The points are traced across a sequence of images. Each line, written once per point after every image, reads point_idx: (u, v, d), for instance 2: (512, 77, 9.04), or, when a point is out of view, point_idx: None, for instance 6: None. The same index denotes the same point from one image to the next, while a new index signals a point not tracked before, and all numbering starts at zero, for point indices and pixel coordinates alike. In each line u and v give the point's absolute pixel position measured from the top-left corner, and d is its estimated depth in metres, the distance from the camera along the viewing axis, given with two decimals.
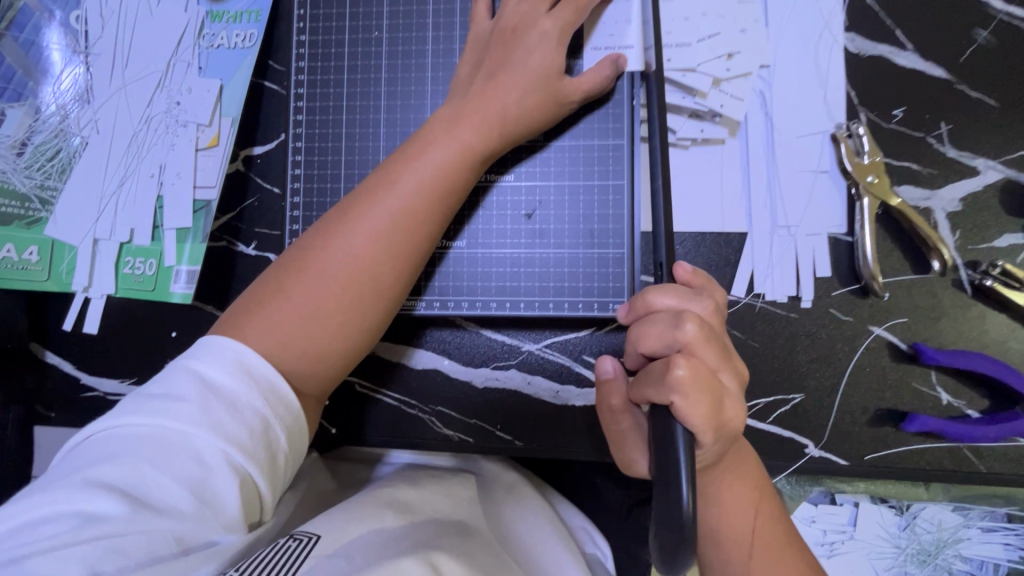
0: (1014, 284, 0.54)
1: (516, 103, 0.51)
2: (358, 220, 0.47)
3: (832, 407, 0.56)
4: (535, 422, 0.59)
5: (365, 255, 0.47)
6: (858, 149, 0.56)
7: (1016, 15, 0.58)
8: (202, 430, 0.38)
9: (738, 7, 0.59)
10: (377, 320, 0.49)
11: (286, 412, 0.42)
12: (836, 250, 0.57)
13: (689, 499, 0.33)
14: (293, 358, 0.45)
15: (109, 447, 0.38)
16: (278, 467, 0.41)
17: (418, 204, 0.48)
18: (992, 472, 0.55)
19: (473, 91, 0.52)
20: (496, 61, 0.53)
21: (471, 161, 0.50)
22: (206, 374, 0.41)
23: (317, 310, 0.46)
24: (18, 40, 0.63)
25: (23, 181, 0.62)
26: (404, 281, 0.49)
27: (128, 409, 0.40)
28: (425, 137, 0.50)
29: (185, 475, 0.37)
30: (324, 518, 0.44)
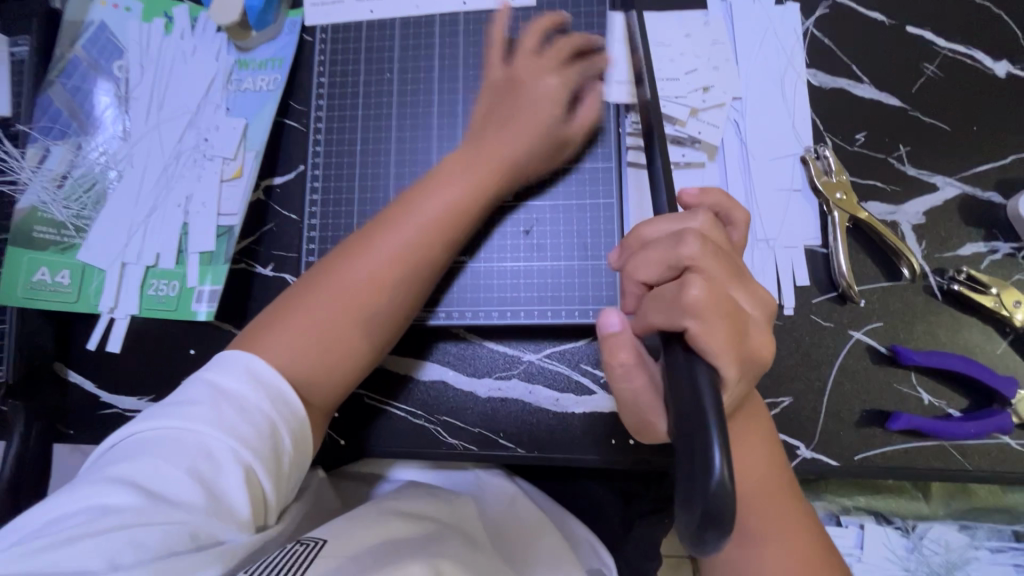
0: (979, 287, 0.58)
1: (524, 147, 0.57)
2: (370, 248, 0.52)
3: (820, 410, 0.59)
4: (536, 429, 0.61)
5: (382, 280, 0.51)
6: (826, 169, 0.62)
7: (958, 50, 0.65)
8: (215, 430, 0.41)
9: (710, 48, 0.66)
10: (381, 341, 0.53)
11: (291, 417, 0.45)
12: (814, 261, 0.62)
13: (723, 464, 0.29)
14: (303, 369, 0.48)
15: (132, 449, 0.41)
16: (283, 469, 0.44)
17: (426, 237, 0.53)
18: (978, 469, 0.57)
19: (486, 136, 0.57)
20: (507, 107, 0.58)
21: (479, 199, 0.55)
22: (219, 382, 0.44)
23: (333, 328, 0.50)
24: (66, 86, 0.70)
25: (62, 210, 0.68)
26: (407, 306, 0.53)
27: (148, 416, 0.43)
28: (440, 175, 0.55)
29: (198, 471, 0.39)
30: (331, 527, 0.46)
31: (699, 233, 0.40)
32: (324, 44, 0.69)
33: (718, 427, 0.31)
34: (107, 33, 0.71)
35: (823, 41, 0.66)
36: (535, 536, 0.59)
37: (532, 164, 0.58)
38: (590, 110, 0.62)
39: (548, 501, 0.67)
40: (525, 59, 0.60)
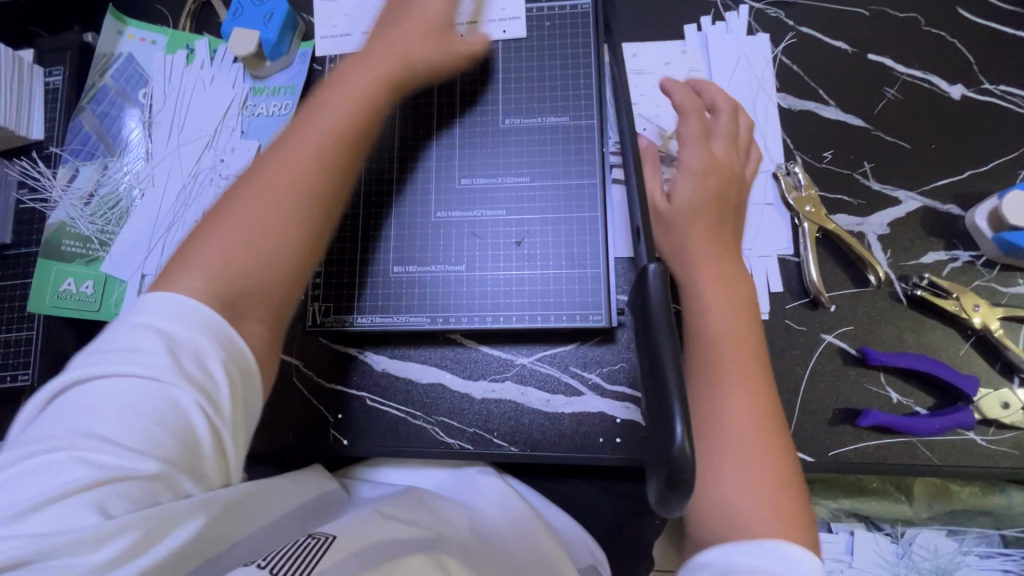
0: (941, 292, 0.63)
1: (417, 34, 0.60)
2: (278, 146, 0.51)
3: (795, 409, 0.62)
4: (528, 428, 0.65)
5: (300, 166, 0.49)
6: (796, 184, 0.67)
7: (916, 75, 0.70)
8: (175, 381, 0.39)
9: (688, 75, 0.71)
10: (313, 228, 0.49)
11: (242, 363, 0.43)
12: (786, 269, 0.66)
13: (683, 436, 0.32)
14: (221, 265, 0.45)
15: (85, 399, 0.39)
16: (242, 416, 0.43)
17: (336, 122, 0.52)
18: (946, 464, 0.60)
19: (369, 46, 0.59)
20: (390, 21, 0.61)
21: (381, 87, 0.56)
22: (167, 327, 0.41)
23: (258, 223, 0.47)
24: (95, 112, 0.76)
25: (88, 225, 0.73)
26: (332, 191, 0.50)
27: (90, 362, 0.40)
28: (340, 76, 0.56)
29: (162, 423, 0.39)
30: (340, 525, 0.49)
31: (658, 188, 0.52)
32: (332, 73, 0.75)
33: (680, 402, 0.33)
34: (134, 64, 0.77)
35: (791, 68, 0.71)
36: (527, 536, 0.62)
37: (437, 62, 0.61)
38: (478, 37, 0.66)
39: (541, 499, 0.70)
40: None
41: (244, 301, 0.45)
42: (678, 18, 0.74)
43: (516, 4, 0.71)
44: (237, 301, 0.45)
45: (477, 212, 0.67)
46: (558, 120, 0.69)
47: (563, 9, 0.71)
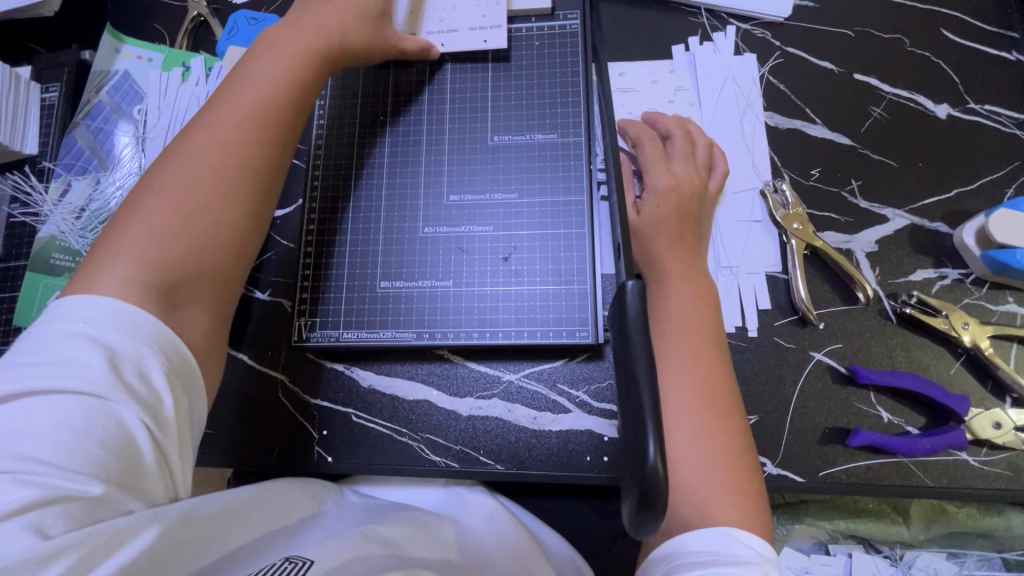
0: (930, 310, 0.62)
1: (344, 22, 0.63)
2: (200, 131, 0.53)
3: (784, 427, 0.61)
4: (515, 446, 0.64)
5: (225, 155, 0.52)
6: (783, 202, 0.67)
7: (902, 95, 0.71)
8: (117, 398, 0.40)
9: (675, 94, 0.72)
10: (247, 208, 0.53)
11: (184, 373, 0.46)
12: (775, 286, 0.66)
13: (656, 455, 0.31)
14: (153, 249, 0.47)
15: (17, 417, 0.38)
16: (183, 426, 0.45)
17: (258, 106, 0.55)
18: (939, 485, 0.59)
19: (285, 30, 0.61)
20: (309, 10, 0.63)
21: (299, 70, 0.59)
22: (108, 341, 0.42)
23: (185, 210, 0.49)
24: (90, 128, 0.77)
25: (78, 239, 0.73)
26: (261, 172, 0.54)
27: (18, 376, 0.39)
28: (253, 61, 0.59)
29: (105, 437, 0.39)
30: (318, 547, 0.48)
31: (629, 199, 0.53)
32: None
33: (654, 420, 0.32)
34: (130, 81, 0.78)
35: (778, 87, 0.72)
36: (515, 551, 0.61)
37: (358, 46, 0.64)
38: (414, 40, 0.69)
39: (531, 518, 0.69)
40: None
41: (186, 282, 0.49)
42: (665, 38, 0.75)
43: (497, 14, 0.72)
44: (179, 282, 0.48)
45: (466, 228, 0.67)
46: (545, 138, 0.69)
47: (552, 28, 0.72)
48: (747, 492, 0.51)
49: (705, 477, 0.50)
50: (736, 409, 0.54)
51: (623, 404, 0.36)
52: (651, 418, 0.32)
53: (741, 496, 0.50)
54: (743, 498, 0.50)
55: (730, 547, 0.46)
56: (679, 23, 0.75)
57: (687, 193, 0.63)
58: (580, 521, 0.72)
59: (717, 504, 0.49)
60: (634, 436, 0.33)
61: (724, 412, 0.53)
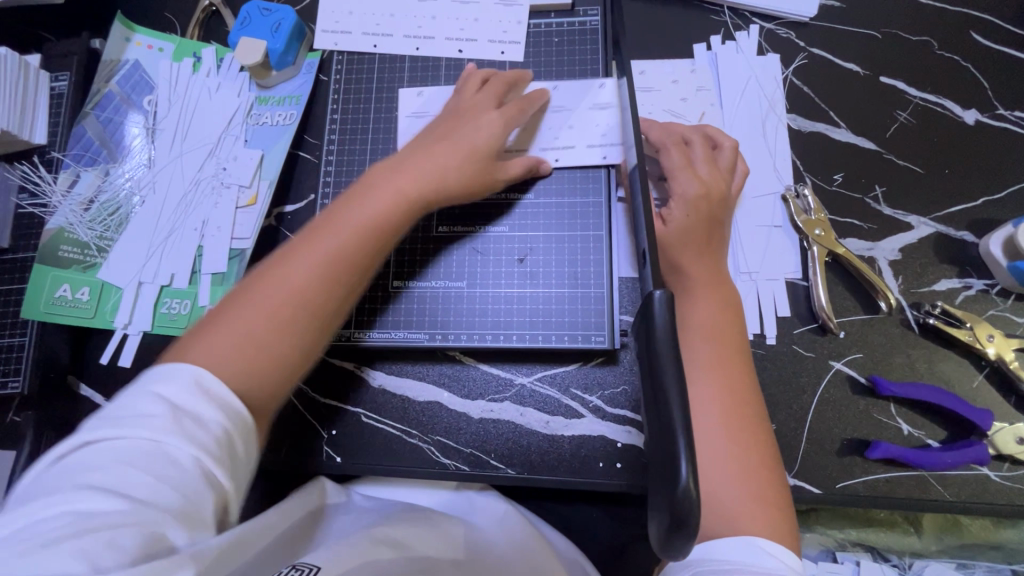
0: (954, 321, 0.61)
1: (452, 163, 0.58)
2: (305, 244, 0.51)
3: (801, 437, 0.60)
4: (527, 450, 0.63)
5: (301, 286, 0.49)
6: (805, 207, 0.66)
7: (929, 99, 0.69)
8: (176, 440, 0.39)
9: (697, 94, 0.70)
10: (310, 349, 0.50)
11: (248, 422, 0.44)
12: (795, 293, 0.64)
13: (688, 476, 0.30)
14: (219, 369, 0.45)
15: (83, 463, 0.38)
16: (241, 469, 0.43)
17: (364, 232, 0.52)
18: (959, 501, 0.58)
19: (418, 149, 0.59)
20: (445, 130, 0.61)
21: (415, 198, 0.56)
22: (173, 390, 0.42)
23: (245, 342, 0.46)
24: (99, 118, 0.76)
25: (86, 232, 0.72)
26: (342, 306, 0.51)
27: (94, 427, 0.40)
28: (376, 178, 0.57)
29: (162, 480, 0.38)
30: (326, 553, 0.47)
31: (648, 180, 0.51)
32: (338, 84, 0.74)
33: (685, 436, 0.31)
34: (141, 71, 0.77)
35: (802, 89, 0.70)
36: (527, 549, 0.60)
37: (461, 187, 0.59)
38: (522, 164, 0.63)
39: (543, 523, 0.69)
40: (473, 94, 0.64)
41: None
42: (687, 35, 0.73)
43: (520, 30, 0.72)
44: None
45: (481, 229, 0.66)
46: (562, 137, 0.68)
47: (572, 25, 0.71)
48: (770, 499, 0.50)
49: (724, 480, 0.50)
50: (759, 416, 0.53)
51: (648, 413, 0.36)
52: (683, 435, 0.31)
53: (765, 504, 0.49)
54: (764, 505, 0.49)
55: (756, 557, 0.46)
56: (702, 20, 0.73)
57: (714, 198, 0.61)
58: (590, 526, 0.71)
59: (735, 507, 0.49)
60: (664, 452, 0.32)
61: (747, 418, 0.52)
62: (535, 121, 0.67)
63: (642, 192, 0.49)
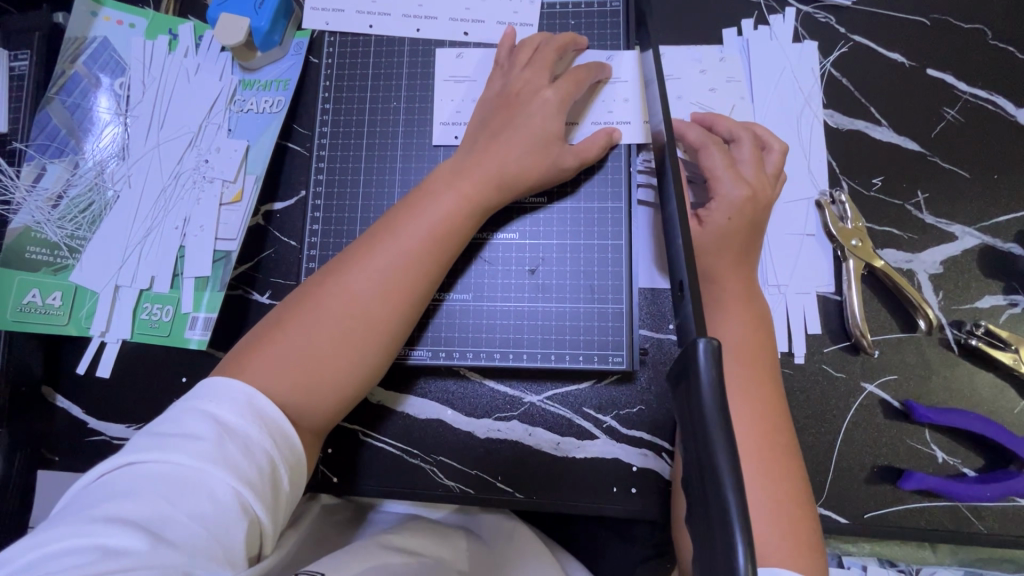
0: (998, 343, 0.57)
1: (513, 160, 0.56)
2: (362, 263, 0.52)
3: (829, 464, 0.57)
4: (535, 473, 0.59)
5: (365, 294, 0.51)
6: (842, 214, 0.60)
7: (980, 96, 0.63)
8: (216, 467, 0.40)
9: (727, 85, 0.64)
10: (376, 361, 0.52)
11: (289, 453, 0.45)
12: (826, 309, 0.60)
13: (746, 564, 0.27)
14: (290, 387, 0.48)
15: (123, 484, 0.39)
16: (279, 502, 0.44)
17: (422, 251, 0.53)
18: (992, 532, 0.55)
19: (470, 152, 0.57)
20: (499, 122, 0.58)
21: (471, 212, 0.55)
22: (219, 416, 0.43)
23: (313, 347, 0.49)
24: (65, 103, 0.69)
25: (55, 231, 0.66)
26: (402, 322, 0.53)
27: (139, 448, 0.41)
28: (431, 187, 0.56)
29: (198, 509, 0.39)
30: (330, 560, 0.45)
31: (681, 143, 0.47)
32: (330, 70, 0.67)
33: (741, 523, 0.28)
34: (110, 50, 0.70)
35: (841, 81, 0.64)
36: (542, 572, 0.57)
37: (524, 184, 0.57)
38: (596, 144, 0.58)
39: (550, 543, 0.66)
40: (523, 71, 0.60)
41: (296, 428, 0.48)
42: (716, 18, 0.66)
43: (532, 10, 0.65)
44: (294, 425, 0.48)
45: (487, 236, 0.61)
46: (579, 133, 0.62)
47: (590, 5, 0.65)
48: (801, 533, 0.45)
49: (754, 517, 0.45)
50: (791, 446, 0.48)
51: (695, 503, 0.33)
52: (741, 530, 0.28)
53: (800, 545, 0.44)
54: (796, 543, 0.44)
55: None
56: (733, 2, 0.66)
57: (759, 201, 0.56)
58: (599, 544, 0.68)
59: (764, 544, 0.44)
60: (715, 536, 0.30)
61: (780, 452, 0.47)
62: (590, 95, 0.62)
63: (674, 201, 0.43)
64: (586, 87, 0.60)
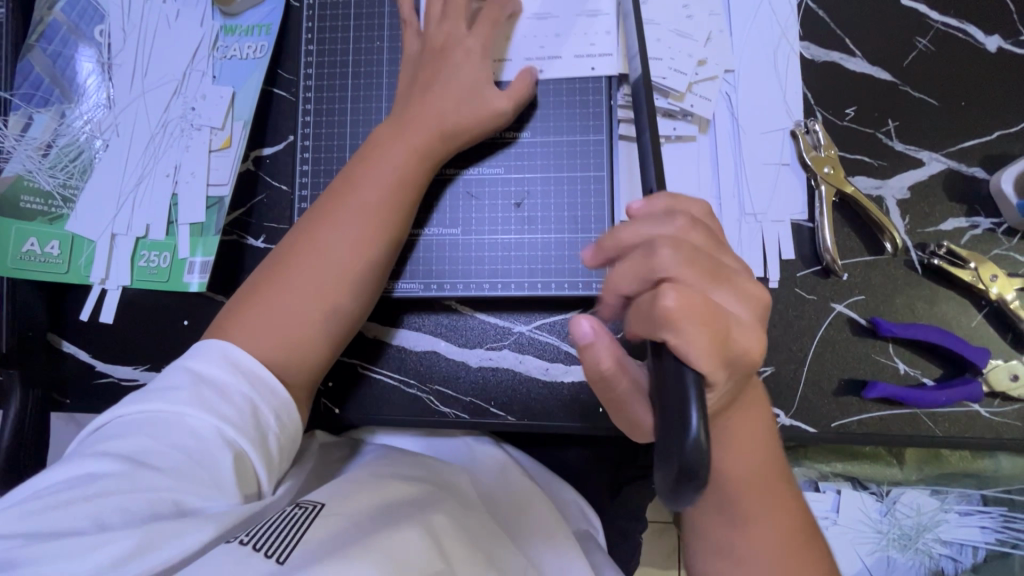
0: (958, 262, 0.60)
1: (452, 107, 0.57)
2: (325, 224, 0.54)
3: (800, 378, 0.61)
4: (526, 398, 0.63)
5: (334, 250, 0.53)
6: (815, 143, 0.63)
7: (951, 24, 0.64)
8: (195, 409, 0.43)
9: (706, 16, 0.65)
10: (359, 308, 0.55)
11: (272, 397, 0.48)
12: (799, 235, 0.63)
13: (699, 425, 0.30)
14: (277, 344, 0.51)
15: (115, 431, 0.43)
16: (268, 444, 0.46)
17: (380, 204, 0.55)
18: (948, 436, 0.60)
19: (409, 105, 0.58)
20: (458, 61, 0.59)
21: (420, 162, 0.57)
22: (199, 367, 0.47)
23: (293, 304, 0.52)
24: (46, 51, 0.68)
25: (48, 180, 0.67)
26: (375, 274, 0.56)
27: (127, 401, 0.45)
28: (378, 144, 0.57)
29: (181, 446, 0.42)
30: (330, 490, 0.48)
31: (679, 237, 0.36)
32: (311, 10, 0.67)
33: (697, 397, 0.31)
34: None
35: (817, 13, 0.65)
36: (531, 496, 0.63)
37: (475, 131, 0.58)
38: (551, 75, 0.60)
39: (541, 467, 0.70)
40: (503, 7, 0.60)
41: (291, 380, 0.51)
42: None
43: None
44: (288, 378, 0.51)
45: (475, 172, 0.63)
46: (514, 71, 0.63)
47: None
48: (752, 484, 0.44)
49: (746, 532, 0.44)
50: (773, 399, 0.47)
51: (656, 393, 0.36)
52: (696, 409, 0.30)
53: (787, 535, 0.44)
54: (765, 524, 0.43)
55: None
56: None
57: None
58: (588, 468, 0.73)
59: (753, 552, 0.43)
60: (672, 399, 0.32)
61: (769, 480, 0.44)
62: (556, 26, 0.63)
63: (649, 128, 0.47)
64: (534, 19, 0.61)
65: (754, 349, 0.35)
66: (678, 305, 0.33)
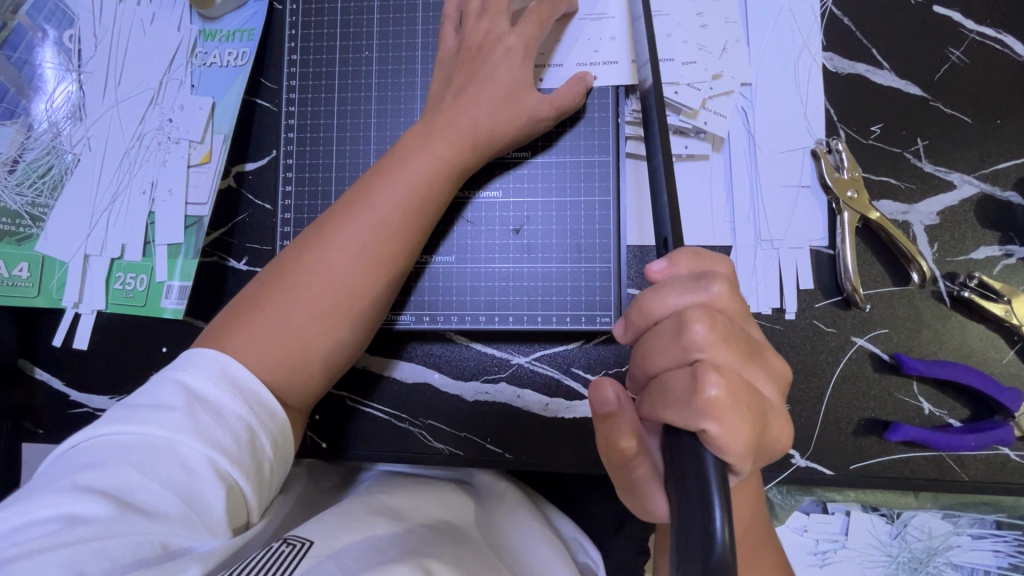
0: (990, 294, 0.56)
1: (487, 116, 0.53)
2: (339, 233, 0.49)
3: (818, 418, 0.57)
4: (524, 434, 0.59)
5: (344, 265, 0.49)
6: (838, 164, 0.58)
7: (987, 34, 0.59)
8: (189, 437, 0.39)
9: (721, 24, 0.60)
10: (361, 331, 0.51)
11: (271, 421, 0.44)
12: (819, 263, 0.58)
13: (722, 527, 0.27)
14: (275, 365, 0.46)
15: (95, 456, 0.38)
16: (264, 472, 0.42)
17: (400, 218, 0.50)
18: (974, 480, 0.56)
19: (439, 113, 0.54)
20: (464, 77, 0.54)
21: (448, 174, 0.52)
22: (193, 385, 0.42)
23: (294, 321, 0.47)
24: (11, 59, 0.64)
25: (15, 198, 0.63)
26: (384, 293, 0.51)
27: (111, 419, 0.40)
28: (403, 149, 0.52)
29: (172, 480, 0.38)
30: (316, 525, 0.43)
31: (718, 310, 0.32)
32: (295, 16, 0.62)
33: (718, 487, 0.28)
34: None
35: (842, 21, 0.60)
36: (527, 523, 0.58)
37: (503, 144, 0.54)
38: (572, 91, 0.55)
39: (541, 499, 0.67)
40: (502, 15, 0.55)
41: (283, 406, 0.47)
42: None
43: None
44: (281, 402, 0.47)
45: (470, 195, 0.58)
46: (554, 75, 0.59)
47: None
48: (761, 553, 0.41)
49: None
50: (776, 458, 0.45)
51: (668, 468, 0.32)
52: (719, 500, 0.28)
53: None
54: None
55: None
56: None
57: None
58: (589, 501, 0.69)
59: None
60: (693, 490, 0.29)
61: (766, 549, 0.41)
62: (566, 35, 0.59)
63: (660, 147, 0.42)
64: (551, 24, 0.56)
65: (781, 437, 0.33)
66: (721, 394, 0.30)
